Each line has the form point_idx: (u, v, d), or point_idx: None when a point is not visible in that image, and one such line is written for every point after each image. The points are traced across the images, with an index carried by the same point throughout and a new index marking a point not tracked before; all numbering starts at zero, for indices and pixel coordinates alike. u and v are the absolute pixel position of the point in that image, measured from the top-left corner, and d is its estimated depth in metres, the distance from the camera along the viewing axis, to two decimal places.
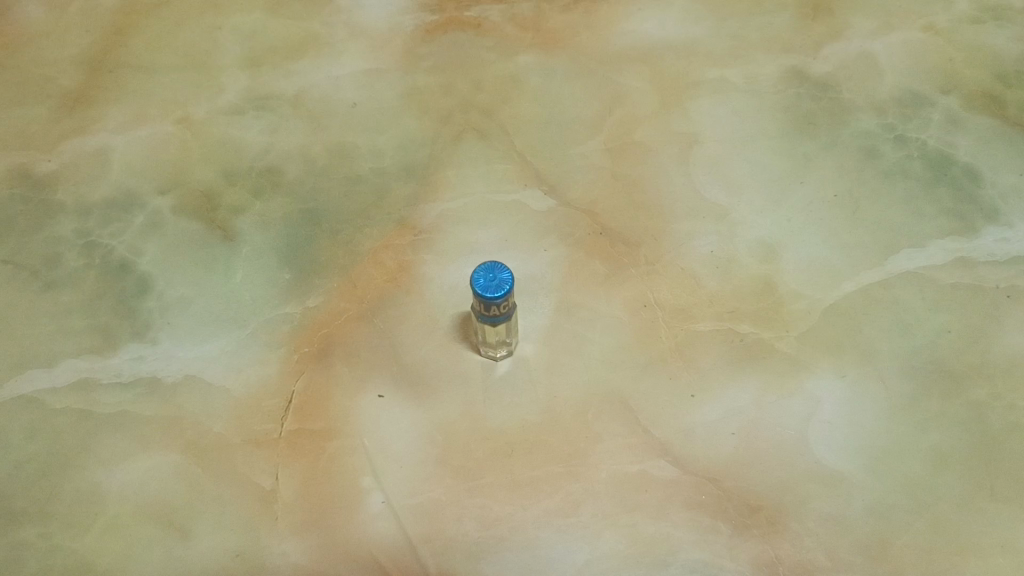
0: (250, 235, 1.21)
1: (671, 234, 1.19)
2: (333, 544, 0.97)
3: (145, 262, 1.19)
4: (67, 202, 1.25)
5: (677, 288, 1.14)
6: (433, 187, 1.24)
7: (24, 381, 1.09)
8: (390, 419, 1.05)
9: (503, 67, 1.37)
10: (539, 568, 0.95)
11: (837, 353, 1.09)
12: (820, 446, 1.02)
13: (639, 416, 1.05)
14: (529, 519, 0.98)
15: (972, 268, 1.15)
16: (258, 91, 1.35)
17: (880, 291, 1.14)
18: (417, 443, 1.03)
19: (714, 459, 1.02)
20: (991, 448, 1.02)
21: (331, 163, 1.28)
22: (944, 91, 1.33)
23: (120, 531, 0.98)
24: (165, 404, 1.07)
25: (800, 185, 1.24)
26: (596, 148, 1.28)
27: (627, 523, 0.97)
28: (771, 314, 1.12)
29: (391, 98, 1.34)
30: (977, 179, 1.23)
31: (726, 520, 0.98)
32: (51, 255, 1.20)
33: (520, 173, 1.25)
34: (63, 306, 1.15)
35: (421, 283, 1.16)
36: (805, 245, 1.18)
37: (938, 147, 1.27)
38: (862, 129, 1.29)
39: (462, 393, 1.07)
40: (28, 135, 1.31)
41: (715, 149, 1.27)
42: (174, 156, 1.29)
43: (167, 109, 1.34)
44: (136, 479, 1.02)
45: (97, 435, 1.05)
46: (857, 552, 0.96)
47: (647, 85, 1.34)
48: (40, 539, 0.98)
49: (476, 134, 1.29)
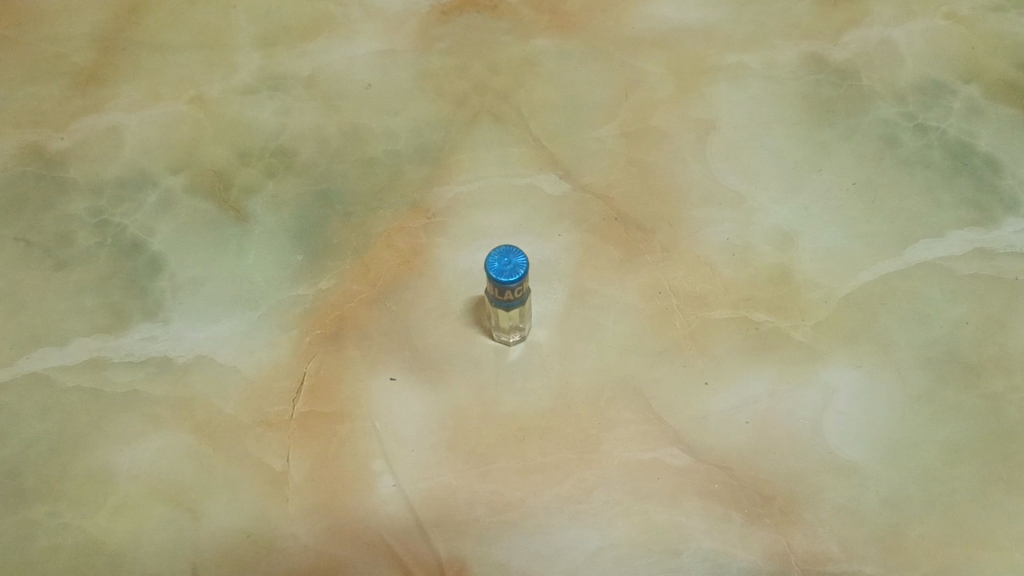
0: (262, 216, 1.20)
1: (687, 221, 1.18)
2: (342, 526, 0.97)
3: (156, 241, 1.18)
4: (79, 180, 1.24)
5: (692, 275, 1.13)
6: (446, 169, 1.23)
7: (35, 360, 1.09)
8: (403, 401, 1.05)
9: (519, 50, 1.35)
10: (550, 555, 0.94)
11: (854, 342, 1.08)
12: (834, 436, 1.01)
13: (652, 403, 1.04)
14: (541, 505, 0.97)
15: (992, 259, 1.13)
16: (272, 71, 1.34)
17: (897, 280, 1.12)
18: (428, 426, 1.03)
19: (727, 448, 1.01)
20: (1008, 441, 1.01)
21: (344, 145, 1.27)
22: (966, 80, 1.30)
23: (130, 511, 0.98)
24: (177, 384, 1.06)
25: (818, 173, 1.22)
26: (611, 133, 1.27)
27: (639, 510, 0.97)
28: (787, 303, 1.11)
29: (405, 80, 1.33)
30: (997, 169, 1.21)
31: (738, 509, 0.97)
32: (62, 234, 1.19)
33: (535, 157, 1.24)
34: (74, 285, 1.15)
35: (434, 266, 1.15)
36: (822, 234, 1.16)
37: (959, 136, 1.25)
38: (882, 117, 1.27)
39: (474, 377, 1.07)
40: (39, 112, 1.30)
41: (732, 135, 1.26)
42: (186, 135, 1.28)
43: (180, 88, 1.33)
44: (147, 459, 1.02)
45: (107, 414, 1.05)
46: (871, 544, 0.95)
47: (665, 69, 1.33)
48: (50, 517, 0.98)
49: (490, 117, 1.28)
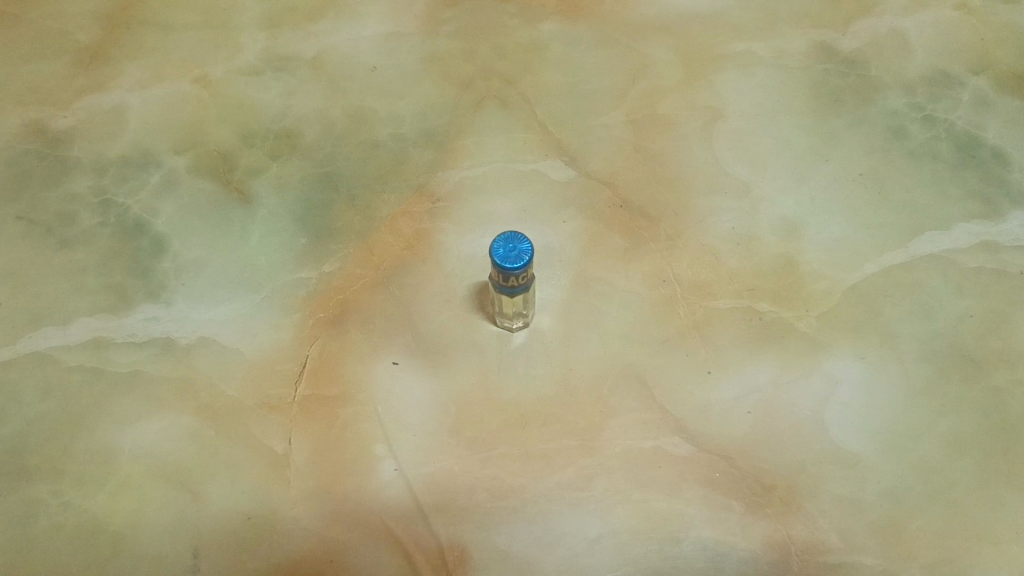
0: (266, 198, 1.20)
1: (693, 210, 1.17)
2: (344, 510, 0.97)
3: (160, 222, 1.18)
4: (83, 158, 1.23)
5: (697, 265, 1.13)
6: (452, 154, 1.23)
7: (38, 339, 1.09)
8: (406, 386, 1.05)
9: (526, 35, 1.34)
10: (550, 542, 0.95)
11: (858, 334, 1.07)
12: (836, 428, 1.01)
13: (654, 392, 1.04)
14: (542, 492, 0.98)
15: (997, 252, 1.13)
16: (277, 52, 1.33)
17: (902, 273, 1.12)
18: (432, 412, 1.03)
19: (728, 438, 1.01)
20: (1009, 435, 1.01)
21: (349, 127, 1.26)
22: (975, 72, 1.29)
23: (132, 490, 0.99)
24: (179, 365, 1.07)
25: (825, 163, 1.21)
26: (618, 119, 1.26)
27: (639, 498, 0.97)
28: (792, 293, 1.10)
29: (411, 63, 1.32)
30: (1005, 163, 1.21)
31: (739, 498, 0.97)
32: (64, 214, 1.19)
33: (540, 143, 1.23)
34: (77, 264, 1.15)
35: (438, 251, 1.15)
36: (828, 225, 1.16)
37: (966, 128, 1.24)
38: (890, 108, 1.26)
39: (477, 363, 1.06)
40: (43, 90, 1.29)
41: (739, 123, 1.25)
42: (191, 116, 1.27)
43: (184, 68, 1.32)
44: (149, 439, 1.02)
45: (109, 394, 1.05)
46: (871, 535, 0.95)
47: (672, 56, 1.32)
48: (52, 496, 0.98)
49: (496, 101, 1.27)
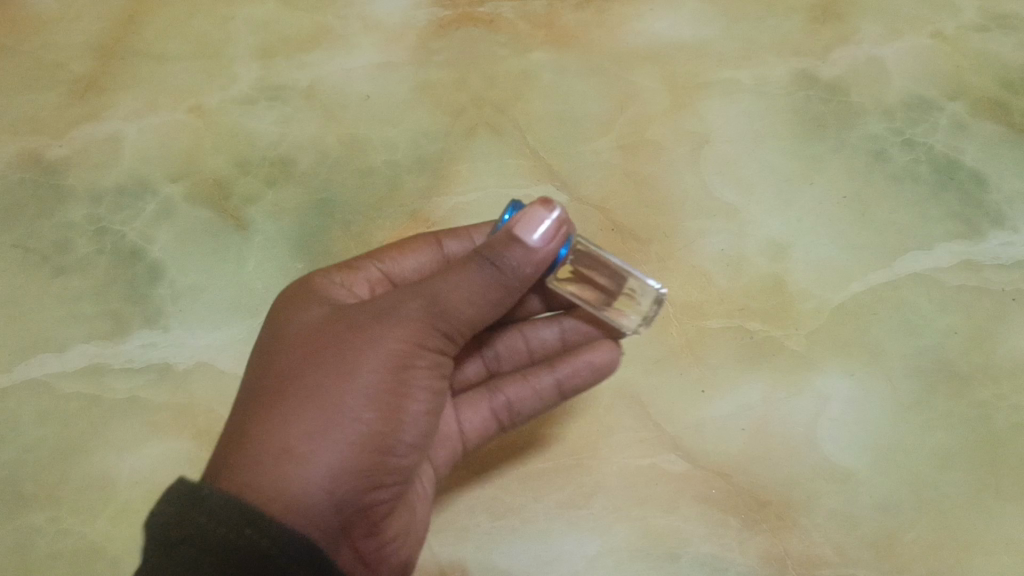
0: (262, 225, 1.21)
1: (683, 233, 1.20)
2: None
3: (156, 249, 1.19)
4: (78, 187, 1.25)
5: (688, 285, 1.15)
6: (446, 179, 1.26)
7: (35, 365, 1.11)
8: (507, 348, 1.09)
9: (516, 64, 1.35)
10: (550, 560, 1.00)
11: (845, 351, 1.10)
12: (829, 443, 1.05)
13: (650, 410, 1.07)
14: (541, 510, 1.03)
15: (979, 271, 1.16)
16: (271, 81, 1.34)
17: (888, 290, 1.15)
18: (556, 361, 1.01)
19: (724, 453, 1.04)
20: (996, 449, 1.05)
21: (344, 155, 1.28)
22: (950, 97, 1.32)
23: (130, 516, 1.02)
24: (176, 391, 1.09)
25: (809, 186, 1.24)
26: (608, 146, 1.28)
27: (638, 516, 1.02)
28: (781, 313, 1.13)
29: (402, 91, 1.33)
30: (984, 184, 1.24)
31: (736, 514, 1.02)
32: (61, 242, 1.20)
33: (532, 168, 1.26)
34: (73, 292, 1.16)
35: None
36: (815, 247, 1.19)
37: (944, 151, 1.28)
38: (870, 132, 1.29)
39: (582, 318, 1.07)
40: (38, 119, 1.30)
41: (726, 149, 1.27)
42: (185, 144, 1.28)
43: (178, 97, 1.32)
44: (147, 465, 1.05)
45: (107, 421, 1.07)
46: (865, 548, 0.99)
47: (659, 84, 1.33)
48: (50, 523, 1.02)
49: (488, 128, 1.29)
